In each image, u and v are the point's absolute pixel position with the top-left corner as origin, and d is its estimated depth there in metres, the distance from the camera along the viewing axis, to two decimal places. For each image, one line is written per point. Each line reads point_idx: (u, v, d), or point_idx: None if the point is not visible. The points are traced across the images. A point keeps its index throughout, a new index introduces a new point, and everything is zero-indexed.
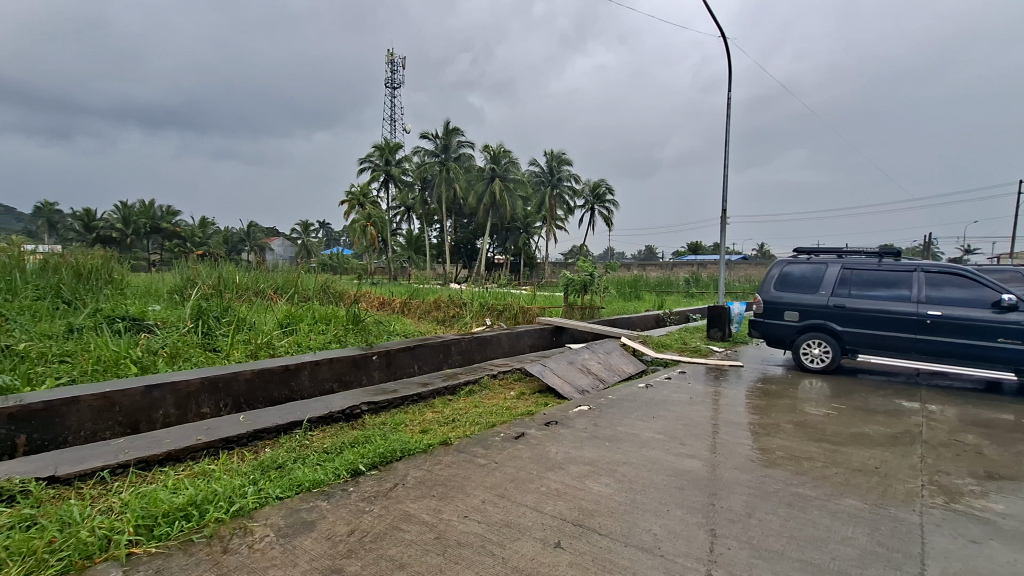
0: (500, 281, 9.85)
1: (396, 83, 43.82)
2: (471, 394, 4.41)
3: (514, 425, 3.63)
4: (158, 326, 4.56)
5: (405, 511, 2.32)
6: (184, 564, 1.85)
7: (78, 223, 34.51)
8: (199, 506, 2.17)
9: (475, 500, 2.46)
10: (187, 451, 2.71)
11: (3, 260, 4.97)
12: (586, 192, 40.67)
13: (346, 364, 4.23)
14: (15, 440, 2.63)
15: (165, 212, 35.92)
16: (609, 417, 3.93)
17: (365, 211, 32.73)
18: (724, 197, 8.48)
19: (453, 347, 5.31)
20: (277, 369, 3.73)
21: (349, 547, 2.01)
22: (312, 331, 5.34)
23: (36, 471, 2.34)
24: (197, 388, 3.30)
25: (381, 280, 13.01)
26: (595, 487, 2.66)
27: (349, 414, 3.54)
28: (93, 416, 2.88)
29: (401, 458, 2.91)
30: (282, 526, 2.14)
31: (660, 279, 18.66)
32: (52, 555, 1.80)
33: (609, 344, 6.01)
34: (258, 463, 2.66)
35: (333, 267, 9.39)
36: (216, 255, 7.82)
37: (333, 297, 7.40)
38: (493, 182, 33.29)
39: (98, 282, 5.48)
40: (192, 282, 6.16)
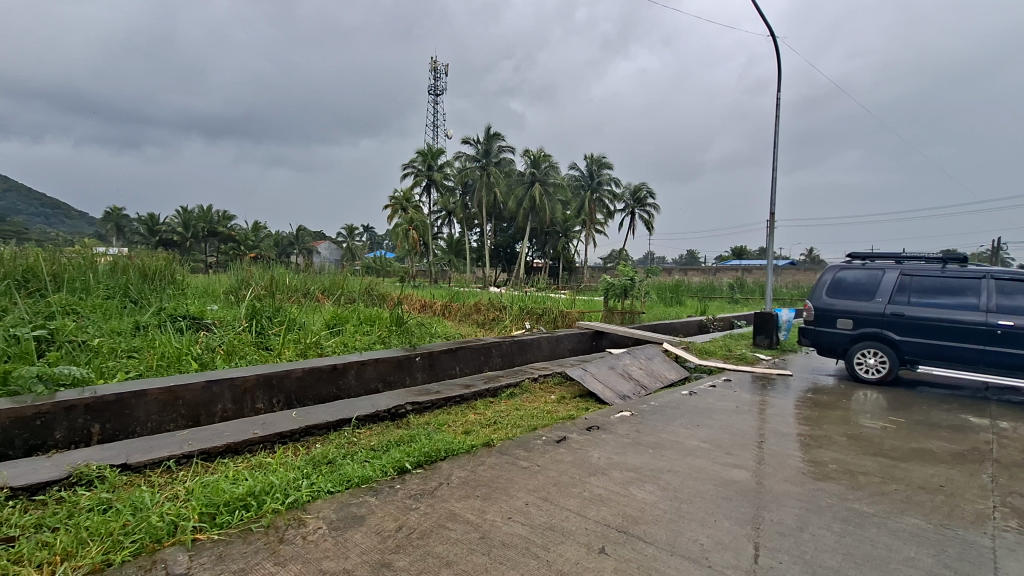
0: (540, 285, 9.86)
1: (440, 90, 44.98)
2: (512, 396, 4.44)
3: (556, 428, 3.63)
4: (216, 324, 4.81)
5: (450, 510, 2.36)
6: (244, 551, 1.94)
7: (143, 227, 36.90)
8: (257, 497, 2.27)
9: (518, 502, 2.47)
10: (244, 444, 2.84)
11: (78, 262, 5.35)
12: (626, 196, 40.19)
13: (391, 365, 4.33)
14: (91, 429, 2.83)
15: (221, 217, 37.90)
16: (651, 423, 3.88)
17: (405, 215, 33.38)
18: (772, 201, 8.24)
19: (494, 350, 5.36)
20: (326, 367, 3.87)
21: (397, 543, 2.06)
22: (358, 332, 5.50)
23: (110, 458, 2.51)
24: (253, 384, 3.46)
25: (421, 283, 13.26)
26: (639, 494, 2.62)
27: (395, 413, 3.62)
28: (159, 409, 3.06)
29: (446, 458, 2.97)
30: (333, 519, 2.21)
31: (702, 284, 18.21)
32: (126, 537, 1.93)
33: (650, 349, 5.92)
34: (310, 458, 2.77)
35: (377, 269, 9.65)
36: (268, 257, 8.18)
37: (377, 299, 7.60)
38: (533, 186, 33.39)
39: (161, 282, 5.83)
40: (246, 283, 6.46)
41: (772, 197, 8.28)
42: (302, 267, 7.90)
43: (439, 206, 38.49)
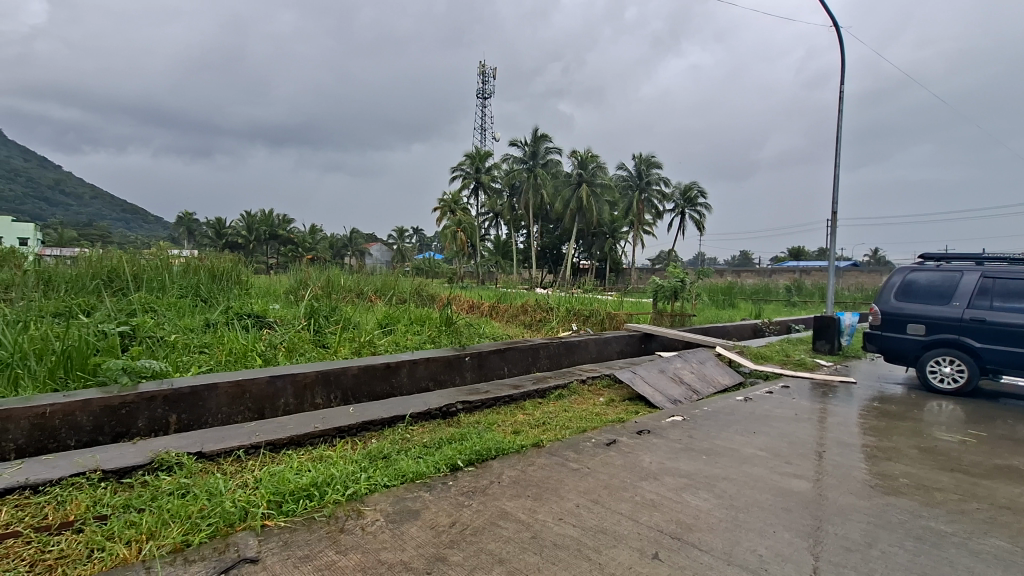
0: (587, 287, 9.79)
1: (487, 93, 45.53)
2: (560, 398, 4.43)
3: (605, 431, 3.59)
4: (277, 323, 5.06)
5: (502, 509, 2.38)
6: (308, 538, 2.04)
7: (211, 230, 39.38)
8: (320, 488, 2.38)
9: (569, 503, 2.47)
10: (306, 437, 2.98)
11: (155, 263, 5.76)
12: (676, 195, 39.21)
13: (441, 364, 4.42)
14: (169, 419, 3.04)
15: (281, 221, 39.87)
16: (704, 429, 3.77)
17: (453, 217, 33.94)
18: (835, 199, 7.85)
19: (542, 351, 5.37)
20: (380, 365, 4.00)
21: (451, 538, 2.11)
22: (409, 331, 5.64)
23: (187, 446, 2.69)
24: (313, 380, 3.61)
25: (468, 283, 13.45)
26: (693, 502, 2.56)
27: (446, 411, 3.70)
28: (228, 402, 3.25)
29: (496, 457, 3.00)
30: (390, 512, 2.29)
31: (756, 286, 17.57)
32: (203, 520, 2.06)
33: (702, 353, 5.75)
34: (367, 453, 2.87)
35: (426, 270, 9.86)
36: (324, 259, 8.52)
37: (426, 299, 7.77)
38: (580, 187, 33.16)
39: (228, 282, 6.20)
40: (304, 283, 6.76)
41: (835, 194, 7.87)
42: (357, 269, 8.19)
43: (486, 208, 38.91)
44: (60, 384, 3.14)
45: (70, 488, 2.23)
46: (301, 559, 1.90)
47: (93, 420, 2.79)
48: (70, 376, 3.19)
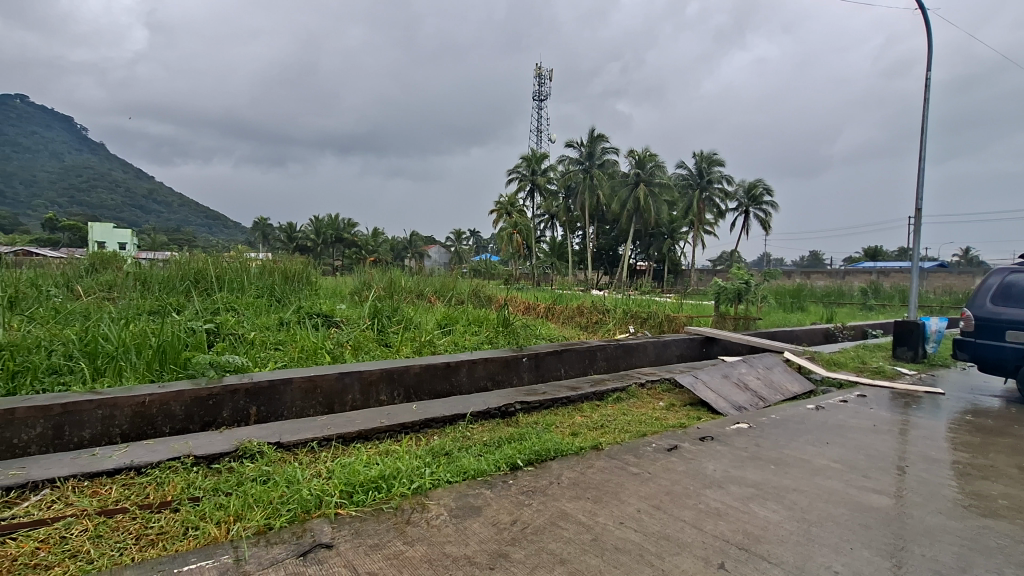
0: (644, 288, 9.60)
1: (543, 95, 45.69)
2: (619, 401, 4.38)
3: (666, 436, 3.52)
4: (344, 322, 5.32)
5: (562, 509, 2.39)
6: (377, 528, 2.14)
7: (283, 234, 41.92)
8: (387, 480, 2.49)
9: (630, 507, 2.45)
10: (374, 432, 3.12)
11: (235, 266, 6.21)
12: (739, 194, 37.65)
13: (499, 364, 4.49)
14: (249, 410, 3.27)
15: (346, 224, 41.81)
16: (772, 438, 3.61)
17: (510, 219, 34.32)
18: (919, 195, 7.28)
19: (599, 353, 5.32)
20: (440, 365, 4.11)
21: (512, 535, 2.15)
22: (467, 332, 5.76)
23: (267, 436, 2.88)
24: (377, 377, 3.77)
25: (523, 284, 13.57)
26: (761, 512, 2.46)
27: (504, 411, 3.75)
28: (301, 396, 3.45)
29: (555, 457, 3.01)
30: (453, 507, 2.36)
31: (828, 288, 16.57)
32: (283, 506, 2.21)
33: (769, 358, 5.50)
34: (430, 449, 2.96)
35: (483, 272, 10.02)
36: (386, 261, 8.85)
37: (484, 300, 7.89)
38: (637, 187, 32.58)
39: (300, 284, 6.58)
40: (368, 284, 7.05)
41: (920, 189, 7.30)
42: (417, 271, 8.45)
43: (541, 209, 39.01)
44: (157, 375, 3.45)
45: (167, 470, 2.45)
46: (372, 548, 2.00)
47: (185, 409, 3.05)
48: (166, 368, 3.51)
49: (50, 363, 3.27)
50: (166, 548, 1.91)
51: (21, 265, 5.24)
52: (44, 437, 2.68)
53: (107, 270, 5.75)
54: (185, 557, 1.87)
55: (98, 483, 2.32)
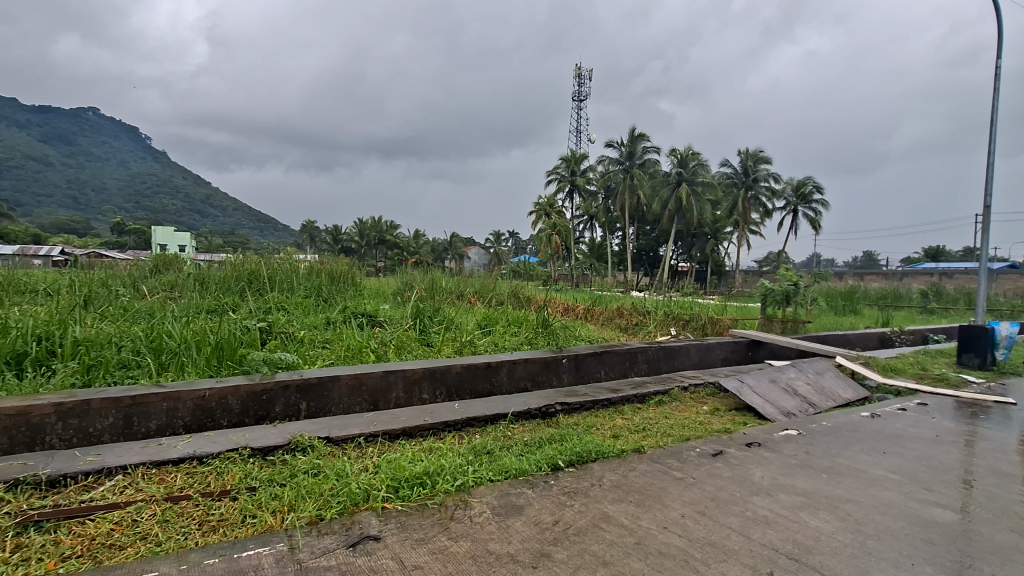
0: (686, 290, 9.40)
1: (583, 95, 45.46)
2: (661, 404, 4.30)
3: (710, 441, 3.44)
4: (387, 322, 5.47)
5: (604, 512, 2.38)
6: (423, 523, 2.19)
7: (329, 236, 43.38)
8: (432, 476, 2.54)
9: (673, 512, 2.41)
10: (418, 429, 3.19)
11: (286, 267, 6.47)
12: (787, 192, 36.28)
13: (539, 365, 4.50)
14: (300, 405, 3.40)
15: (388, 227, 42.84)
16: (824, 446, 3.47)
17: (549, 219, 34.34)
18: (988, 192, 6.83)
19: (640, 355, 5.25)
20: (481, 365, 4.16)
21: (554, 536, 2.15)
22: (507, 332, 5.80)
23: (317, 431, 3.00)
24: (420, 376, 3.85)
25: (563, 285, 13.56)
26: (813, 522, 2.37)
27: (545, 411, 3.76)
28: (348, 393, 3.57)
29: (597, 459, 3.00)
30: (496, 505, 2.38)
31: (884, 290, 15.78)
32: (334, 498, 2.29)
33: (820, 363, 5.28)
34: (472, 447, 3.01)
35: (522, 273, 10.05)
36: (427, 262, 9.01)
37: (523, 301, 7.91)
38: (679, 186, 31.93)
39: (345, 284, 6.80)
40: (410, 285, 7.21)
41: (988, 184, 6.85)
42: (457, 272, 8.58)
43: (580, 210, 38.79)
44: (215, 371, 3.65)
45: (226, 461, 2.58)
46: (418, 542, 2.05)
47: (241, 403, 3.21)
48: (223, 364, 3.70)
49: (120, 357, 3.51)
50: (227, 534, 2.02)
51: (95, 266, 5.63)
52: (116, 427, 2.88)
53: (170, 271, 6.10)
54: (244, 543, 1.97)
55: (165, 471, 2.47)
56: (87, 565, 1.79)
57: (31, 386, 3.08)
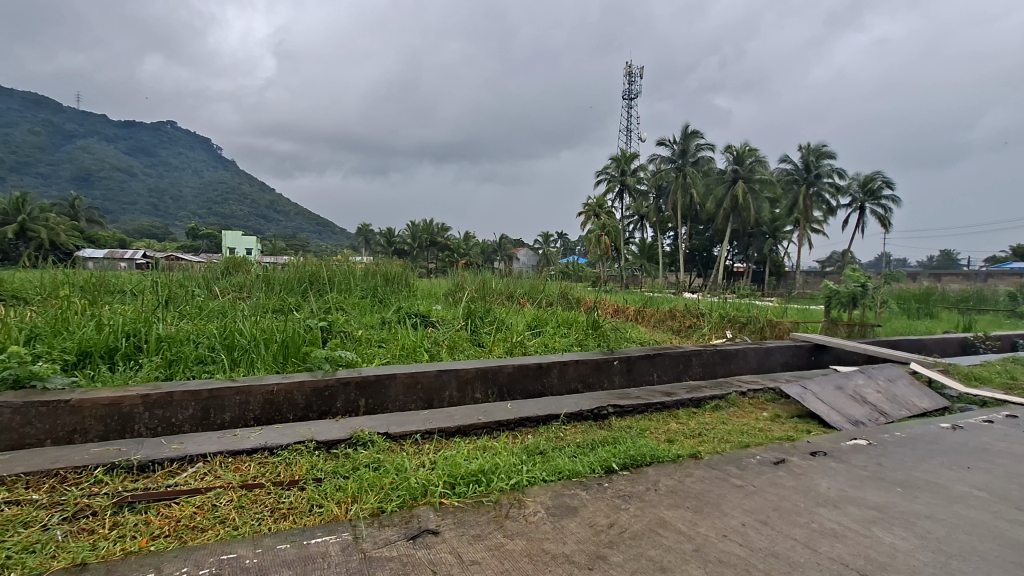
0: (743, 291, 9.07)
1: (633, 94, 44.78)
2: (717, 409, 4.18)
3: (771, 449, 3.31)
4: (440, 322, 5.59)
5: (661, 517, 2.34)
6: (479, 520, 2.24)
7: (383, 239, 44.76)
8: (487, 474, 2.59)
9: (733, 520, 2.34)
10: (471, 427, 3.25)
11: (344, 269, 6.74)
12: (853, 188, 34.26)
13: (590, 367, 4.47)
14: (359, 402, 3.54)
15: (439, 229, 43.75)
16: (897, 458, 3.26)
17: (599, 220, 33.97)
18: None
19: (695, 358, 5.11)
20: (532, 365, 4.18)
21: (610, 539, 2.14)
22: (557, 334, 5.79)
23: (377, 427, 3.11)
24: (473, 375, 3.92)
25: (613, 287, 13.38)
26: (887, 538, 2.24)
27: (597, 413, 3.73)
28: (404, 391, 3.68)
29: (652, 463, 2.95)
30: (550, 505, 2.40)
31: (966, 292, 14.59)
32: (394, 492, 2.37)
33: (892, 370, 4.96)
34: (525, 447, 3.03)
35: (571, 274, 10.01)
36: (477, 264, 9.14)
37: (573, 302, 7.88)
38: (735, 184, 30.82)
39: (399, 285, 7.00)
40: (461, 286, 7.34)
41: None
42: (507, 273, 8.65)
43: (630, 209, 38.14)
44: (281, 367, 3.86)
45: (295, 452, 2.73)
46: (474, 538, 2.09)
47: (306, 398, 3.37)
48: (288, 361, 3.90)
49: (198, 353, 3.77)
50: (296, 522, 2.14)
51: (173, 268, 6.07)
52: (195, 418, 3.10)
53: (239, 272, 6.48)
54: (312, 531, 2.07)
55: (239, 460, 2.64)
56: (174, 544, 1.94)
57: (122, 378, 3.37)
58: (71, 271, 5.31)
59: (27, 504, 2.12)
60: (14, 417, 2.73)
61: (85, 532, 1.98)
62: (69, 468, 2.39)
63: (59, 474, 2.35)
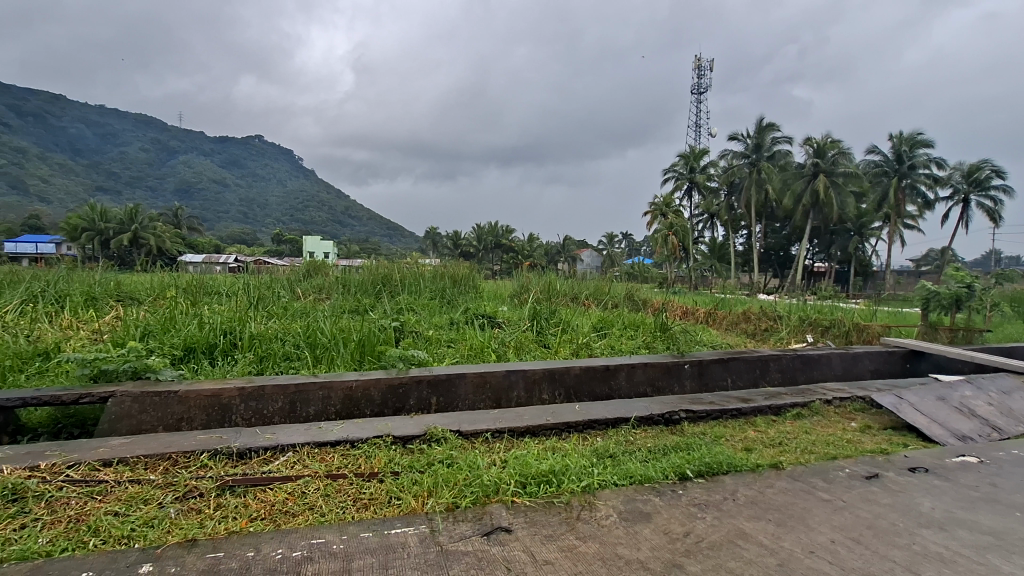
0: (825, 292, 8.48)
1: (701, 87, 43.27)
2: (800, 417, 3.94)
3: (862, 462, 3.08)
4: (506, 323, 5.66)
5: (741, 528, 2.25)
6: (551, 520, 2.25)
7: (448, 242, 45.91)
8: (558, 475, 2.59)
9: (821, 536, 2.20)
10: (541, 428, 3.27)
11: (414, 271, 6.99)
12: (953, 178, 31.08)
13: (660, 370, 4.36)
14: (431, 400, 3.66)
15: (503, 231, 44.29)
16: (1015, 479, 2.93)
17: (665, 220, 32.97)
18: None
19: (773, 363, 4.85)
20: (599, 368, 4.14)
21: (686, 547, 2.08)
22: (624, 336, 5.69)
23: (449, 424, 3.19)
24: (540, 376, 3.94)
25: (681, 288, 12.94)
26: (1005, 567, 2.02)
27: (669, 418, 3.63)
28: (474, 390, 3.76)
29: (729, 472, 2.83)
30: (622, 510, 2.36)
31: None
32: (467, 488, 2.43)
33: (1004, 380, 4.46)
34: (594, 450, 3.00)
35: (637, 275, 9.80)
36: (542, 265, 9.16)
37: (639, 304, 7.70)
38: (815, 179, 28.89)
39: (466, 286, 7.16)
40: (525, 288, 7.38)
41: None
42: (572, 275, 8.60)
43: (698, 207, 36.77)
44: (359, 365, 4.06)
45: (374, 446, 2.86)
46: (547, 538, 2.10)
47: (381, 395, 3.53)
48: (365, 359, 4.10)
49: (284, 350, 4.04)
50: (377, 512, 2.25)
51: (261, 271, 6.54)
52: (284, 411, 3.33)
53: (318, 275, 6.88)
54: (392, 522, 2.17)
55: (325, 451, 2.81)
56: (270, 526, 2.10)
57: (221, 372, 3.68)
58: (176, 275, 5.88)
59: (146, 483, 2.37)
60: (133, 405, 3.05)
61: (194, 511, 2.18)
62: (180, 453, 2.64)
63: (171, 457, 2.61)
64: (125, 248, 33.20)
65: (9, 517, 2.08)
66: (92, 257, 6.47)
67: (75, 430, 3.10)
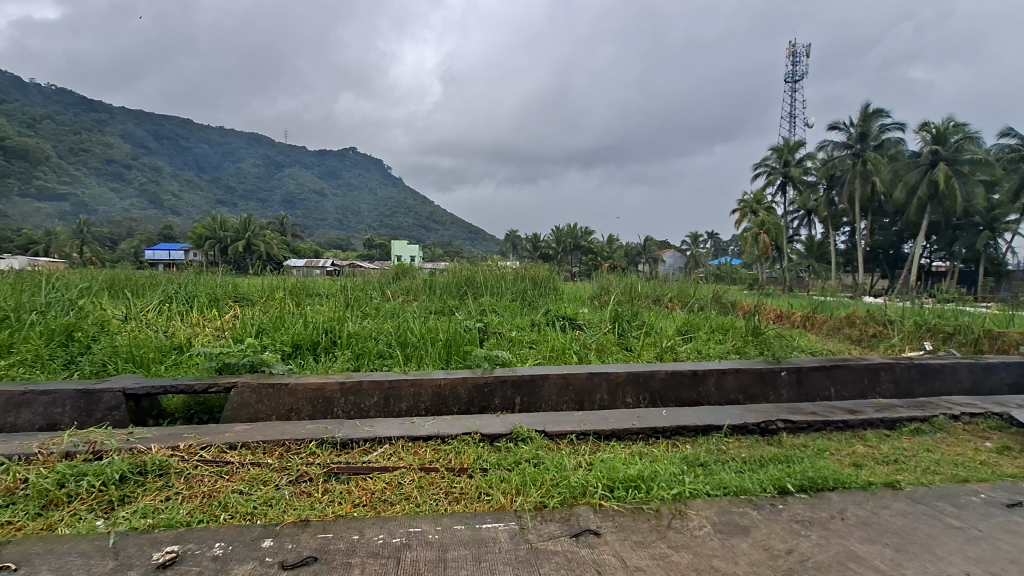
0: (949, 294, 7.55)
1: (795, 74, 40.36)
2: (919, 433, 3.55)
3: (1001, 488, 2.72)
4: (587, 325, 5.62)
5: (853, 551, 2.07)
6: (640, 526, 2.21)
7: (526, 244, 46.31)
8: (647, 481, 2.54)
9: (951, 567, 1.98)
10: (626, 432, 3.22)
11: (495, 274, 7.14)
12: None
13: (754, 377, 4.12)
14: (514, 400, 3.72)
15: (580, 233, 43.93)
16: None
17: (755, 218, 31.03)
18: None
19: (885, 372, 4.41)
20: (687, 372, 3.99)
21: (790, 566, 1.96)
22: (711, 340, 5.44)
23: (534, 424, 3.23)
24: (624, 379, 3.87)
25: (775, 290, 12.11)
26: None
27: (765, 428, 3.43)
28: (557, 391, 3.77)
29: (836, 489, 2.62)
30: (716, 522, 2.27)
31: None
32: (555, 489, 2.45)
33: None
34: (684, 457, 2.90)
35: (725, 275, 9.31)
36: (623, 267, 8.98)
37: (728, 307, 7.32)
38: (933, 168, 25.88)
39: (546, 288, 7.20)
40: (606, 289, 7.29)
41: None
42: (655, 276, 8.35)
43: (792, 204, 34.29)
44: (445, 364, 4.21)
45: (463, 442, 2.96)
46: (638, 544, 2.07)
47: (468, 393, 3.64)
48: (451, 358, 4.25)
49: (378, 349, 4.29)
50: (468, 506, 2.33)
51: (355, 275, 6.98)
52: (379, 405, 3.53)
53: (406, 277, 7.22)
54: (483, 517, 2.24)
55: (417, 445, 2.95)
56: (371, 513, 2.25)
57: (323, 367, 3.99)
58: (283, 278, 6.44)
59: (264, 466, 2.62)
60: (251, 395, 3.39)
61: (305, 494, 2.38)
62: (291, 440, 2.89)
63: (284, 444, 2.86)
64: (238, 254, 36.83)
65: (156, 489, 2.39)
66: (214, 262, 7.26)
67: (204, 416, 3.51)
